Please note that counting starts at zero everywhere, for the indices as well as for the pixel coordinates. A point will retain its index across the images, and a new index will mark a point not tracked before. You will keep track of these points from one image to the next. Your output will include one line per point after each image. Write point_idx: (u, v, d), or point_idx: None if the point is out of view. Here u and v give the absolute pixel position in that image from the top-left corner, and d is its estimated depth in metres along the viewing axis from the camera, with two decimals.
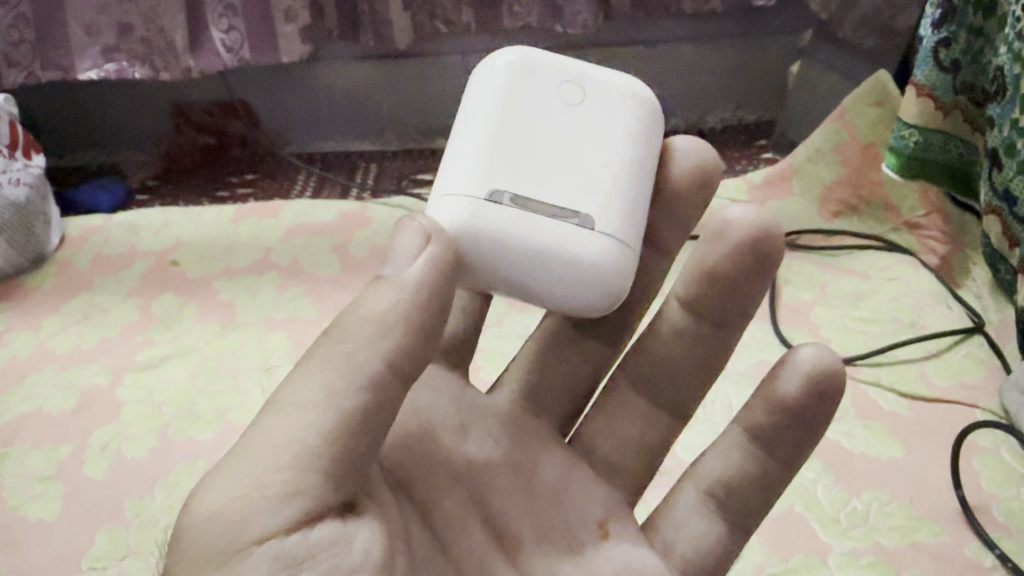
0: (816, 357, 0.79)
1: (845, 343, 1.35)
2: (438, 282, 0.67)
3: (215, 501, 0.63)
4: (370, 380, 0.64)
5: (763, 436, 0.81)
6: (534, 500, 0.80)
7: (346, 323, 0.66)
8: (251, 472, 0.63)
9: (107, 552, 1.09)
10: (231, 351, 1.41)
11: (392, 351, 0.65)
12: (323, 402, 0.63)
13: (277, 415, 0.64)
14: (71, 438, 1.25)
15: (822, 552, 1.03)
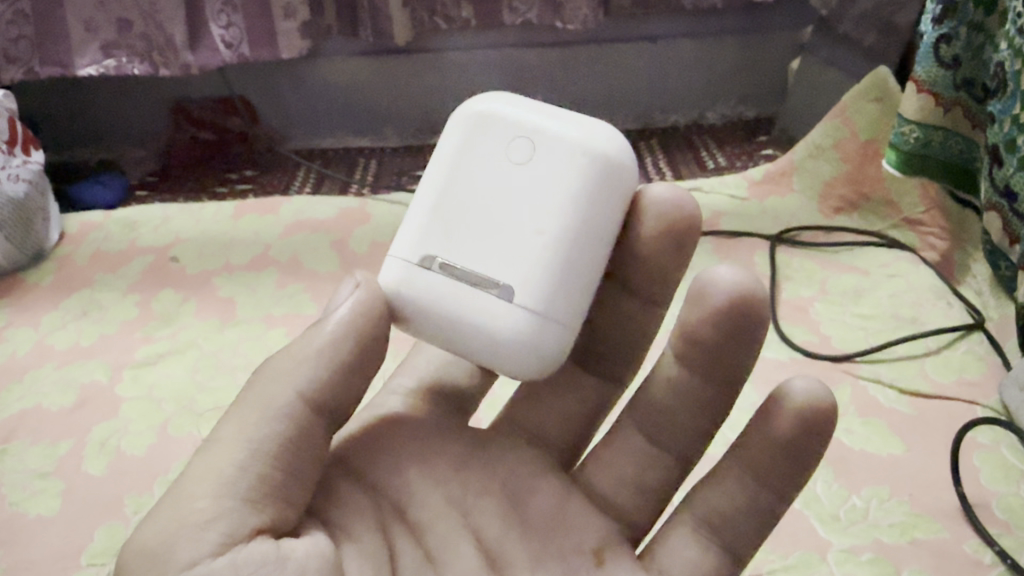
0: (806, 389, 0.72)
1: (845, 339, 1.35)
2: (362, 326, 0.69)
3: (153, 532, 0.64)
4: (289, 410, 0.67)
5: (759, 467, 0.74)
6: (530, 527, 0.75)
7: (276, 361, 0.70)
8: (180, 501, 0.64)
9: (107, 548, 1.08)
10: (231, 348, 1.41)
11: (308, 386, 0.68)
12: (239, 435, 0.66)
13: (209, 448, 0.66)
14: (71, 434, 1.25)
15: (822, 549, 1.02)
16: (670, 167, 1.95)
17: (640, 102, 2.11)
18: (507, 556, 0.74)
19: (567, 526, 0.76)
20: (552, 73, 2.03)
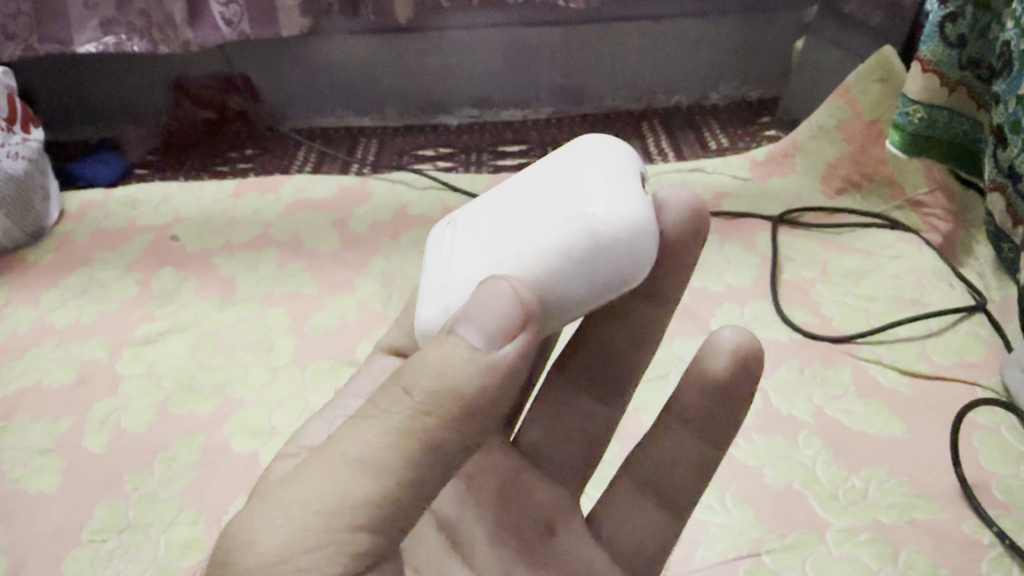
0: (737, 338, 0.75)
1: (845, 320, 1.35)
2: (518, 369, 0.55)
3: (261, 542, 0.53)
4: (431, 449, 0.53)
5: (691, 421, 0.78)
6: (494, 508, 0.77)
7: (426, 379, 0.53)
8: (287, 512, 0.53)
9: (106, 525, 1.08)
10: (231, 326, 1.41)
11: (460, 428, 0.54)
12: (369, 455, 0.53)
13: (331, 460, 0.53)
14: (71, 412, 1.25)
15: (820, 529, 1.02)
16: (671, 148, 1.95)
17: (643, 82, 2.09)
18: (471, 539, 0.75)
19: (525, 503, 0.79)
20: (554, 52, 2.02)
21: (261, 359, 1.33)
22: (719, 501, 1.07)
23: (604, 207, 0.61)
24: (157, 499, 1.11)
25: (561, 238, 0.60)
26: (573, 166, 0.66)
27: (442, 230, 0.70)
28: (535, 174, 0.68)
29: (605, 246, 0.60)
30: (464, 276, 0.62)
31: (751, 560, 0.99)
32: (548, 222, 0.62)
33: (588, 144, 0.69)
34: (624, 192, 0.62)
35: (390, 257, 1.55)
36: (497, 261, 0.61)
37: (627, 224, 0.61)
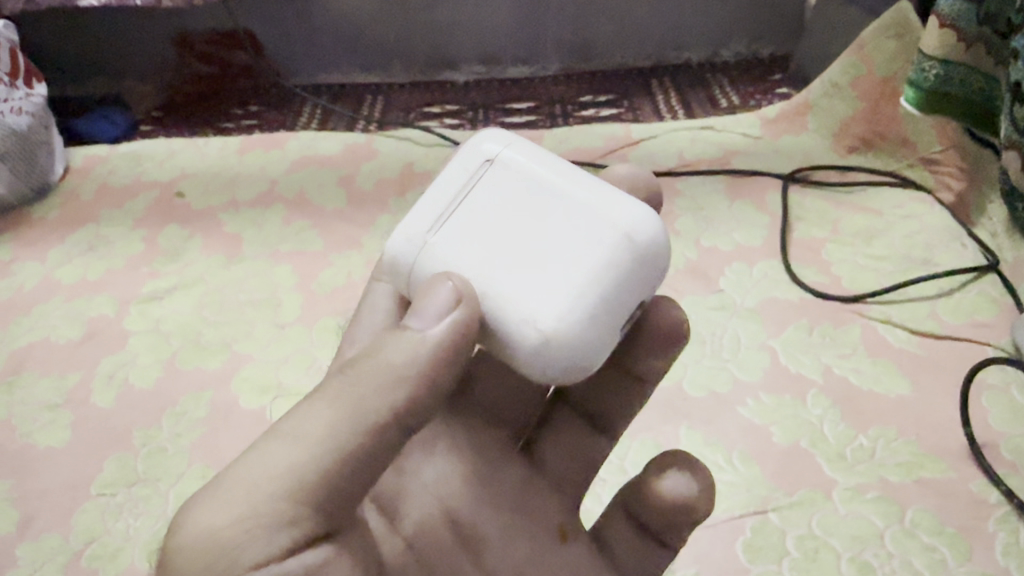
0: (676, 487, 0.74)
1: (856, 280, 1.34)
2: (454, 354, 0.59)
3: (203, 520, 0.55)
4: (373, 425, 0.57)
5: (645, 523, 0.78)
6: (497, 501, 0.75)
7: (364, 362, 0.59)
8: (231, 490, 0.56)
9: (116, 479, 1.08)
10: (237, 283, 1.40)
11: (406, 401, 0.58)
12: (309, 433, 0.57)
13: (275, 437, 0.57)
14: (79, 367, 1.26)
15: (827, 487, 1.02)
16: (681, 106, 1.93)
17: (653, 39, 2.06)
18: (480, 533, 0.74)
19: (535, 507, 0.78)
20: (563, 8, 1.98)
21: (268, 315, 1.33)
22: (724, 460, 1.07)
23: (562, 327, 0.60)
24: (166, 454, 1.11)
25: (512, 316, 0.61)
26: (590, 238, 0.63)
27: (487, 154, 0.68)
28: (576, 199, 0.65)
29: (535, 361, 0.61)
30: (440, 248, 0.65)
31: (757, 517, 0.99)
32: (520, 286, 0.62)
33: (627, 219, 0.63)
34: (587, 317, 0.60)
35: (397, 214, 1.54)
36: (470, 265, 0.63)
37: (564, 355, 0.60)
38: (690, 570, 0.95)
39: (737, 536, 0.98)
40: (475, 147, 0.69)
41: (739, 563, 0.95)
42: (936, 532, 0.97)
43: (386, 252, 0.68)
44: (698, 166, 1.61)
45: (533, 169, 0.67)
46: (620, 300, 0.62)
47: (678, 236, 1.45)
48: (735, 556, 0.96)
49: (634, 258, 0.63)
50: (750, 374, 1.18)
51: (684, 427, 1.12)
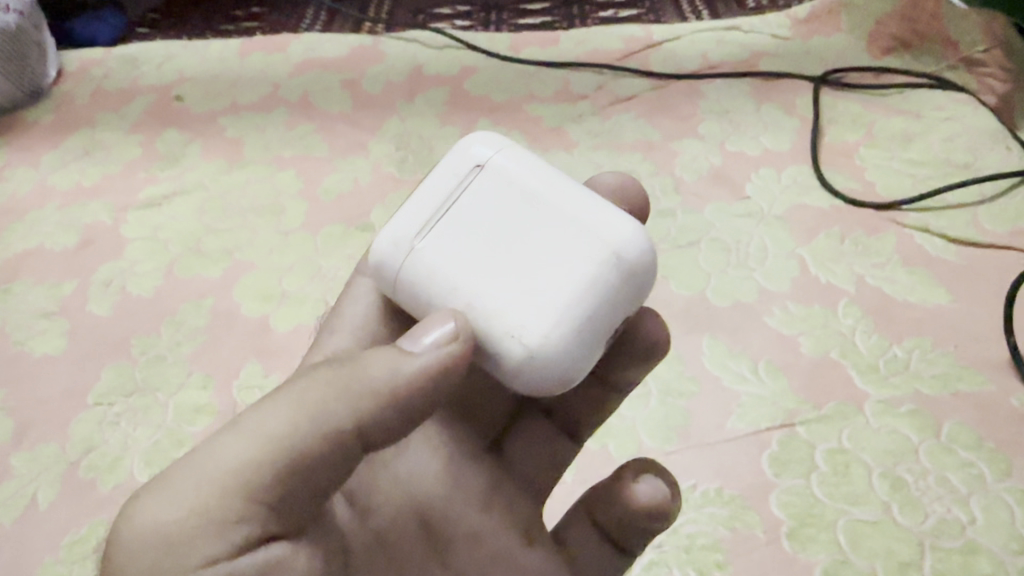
0: (652, 491, 0.73)
1: (890, 186, 1.26)
2: (431, 378, 0.59)
3: (157, 512, 0.55)
4: (337, 434, 0.57)
5: (609, 526, 0.77)
6: (470, 500, 0.75)
7: (340, 371, 0.59)
8: (190, 484, 0.56)
9: (113, 389, 1.03)
10: (239, 190, 1.34)
11: (372, 413, 0.58)
12: (277, 434, 0.56)
13: (236, 428, 0.58)
14: (74, 275, 1.20)
15: (859, 400, 0.97)
16: (705, 4, 1.81)
17: None
18: (448, 534, 0.73)
19: (505, 512, 0.76)
20: None
21: (271, 223, 1.27)
22: (750, 370, 1.01)
23: (546, 343, 0.59)
24: (165, 363, 1.06)
25: (498, 328, 0.61)
26: (578, 254, 0.62)
27: (482, 157, 0.67)
28: (566, 210, 0.64)
29: (518, 374, 0.61)
30: (429, 254, 0.64)
31: (784, 430, 0.94)
32: (506, 300, 0.61)
33: (613, 234, 0.62)
34: (571, 335, 0.60)
35: (406, 119, 1.46)
36: (459, 276, 0.63)
37: (548, 370, 0.60)
38: (713, 485, 0.90)
39: (763, 449, 0.92)
40: (467, 149, 0.67)
41: (765, 476, 0.89)
42: (975, 447, 0.92)
43: (372, 253, 0.67)
44: (724, 68, 1.51)
45: (523, 178, 0.66)
46: (604, 318, 0.62)
47: (701, 141, 1.37)
48: (761, 469, 0.90)
49: (620, 277, 0.62)
50: (777, 284, 1.12)
51: (707, 337, 1.05)
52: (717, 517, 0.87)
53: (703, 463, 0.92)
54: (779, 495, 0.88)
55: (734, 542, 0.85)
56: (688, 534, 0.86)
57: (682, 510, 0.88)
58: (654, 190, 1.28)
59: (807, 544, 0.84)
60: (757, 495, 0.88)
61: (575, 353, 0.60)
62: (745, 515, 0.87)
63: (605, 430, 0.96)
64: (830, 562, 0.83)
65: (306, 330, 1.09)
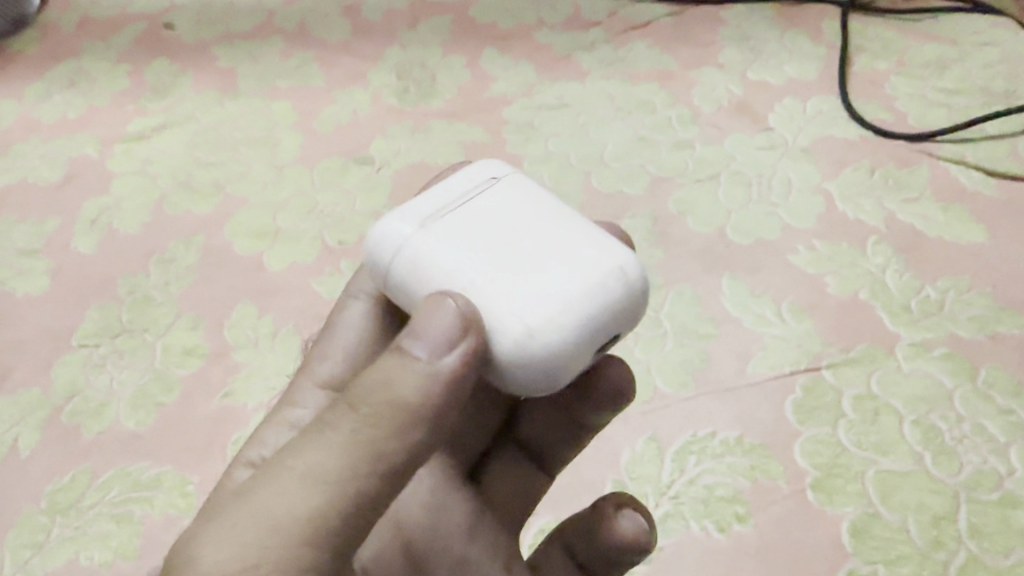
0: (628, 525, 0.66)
1: (924, 116, 1.18)
2: (462, 386, 0.48)
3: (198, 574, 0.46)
4: (372, 467, 0.47)
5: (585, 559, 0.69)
6: (456, 532, 0.69)
7: (358, 391, 0.48)
8: (229, 544, 0.47)
9: (99, 330, 0.98)
10: (232, 122, 1.27)
11: (403, 442, 0.47)
12: (306, 476, 0.47)
13: (272, 475, 0.48)
14: (59, 212, 1.14)
15: (889, 344, 0.91)
16: None
17: None
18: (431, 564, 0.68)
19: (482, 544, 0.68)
20: None
21: (265, 157, 1.20)
22: (772, 312, 0.94)
23: (543, 330, 0.49)
24: (153, 304, 1.00)
25: (492, 312, 0.50)
26: (591, 252, 0.53)
27: (493, 167, 0.60)
28: (577, 219, 0.56)
29: (510, 364, 0.49)
30: (423, 231, 0.54)
31: (808, 376, 0.88)
32: (506, 281, 0.51)
33: (628, 254, 0.54)
34: (569, 330, 0.49)
35: (408, 47, 1.38)
36: (455, 252, 0.53)
37: (547, 362, 0.49)
38: (733, 433, 0.83)
39: (786, 395, 0.86)
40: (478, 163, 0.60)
41: (788, 424, 0.83)
42: (1013, 393, 0.86)
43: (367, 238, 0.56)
44: None
45: (537, 192, 0.58)
46: (604, 325, 0.51)
47: (722, 69, 1.28)
48: (784, 417, 0.84)
49: (634, 289, 0.52)
50: (801, 220, 1.05)
51: (727, 277, 0.99)
52: (737, 467, 0.81)
53: (723, 408, 0.85)
54: (803, 444, 0.82)
55: (756, 495, 0.78)
56: (706, 485, 0.79)
57: (700, 459, 0.81)
58: (670, 122, 1.20)
59: (834, 496, 0.78)
60: (780, 444, 0.82)
61: (566, 354, 0.49)
62: (767, 464, 0.80)
63: None
64: (859, 515, 0.77)
65: (301, 269, 1.03)
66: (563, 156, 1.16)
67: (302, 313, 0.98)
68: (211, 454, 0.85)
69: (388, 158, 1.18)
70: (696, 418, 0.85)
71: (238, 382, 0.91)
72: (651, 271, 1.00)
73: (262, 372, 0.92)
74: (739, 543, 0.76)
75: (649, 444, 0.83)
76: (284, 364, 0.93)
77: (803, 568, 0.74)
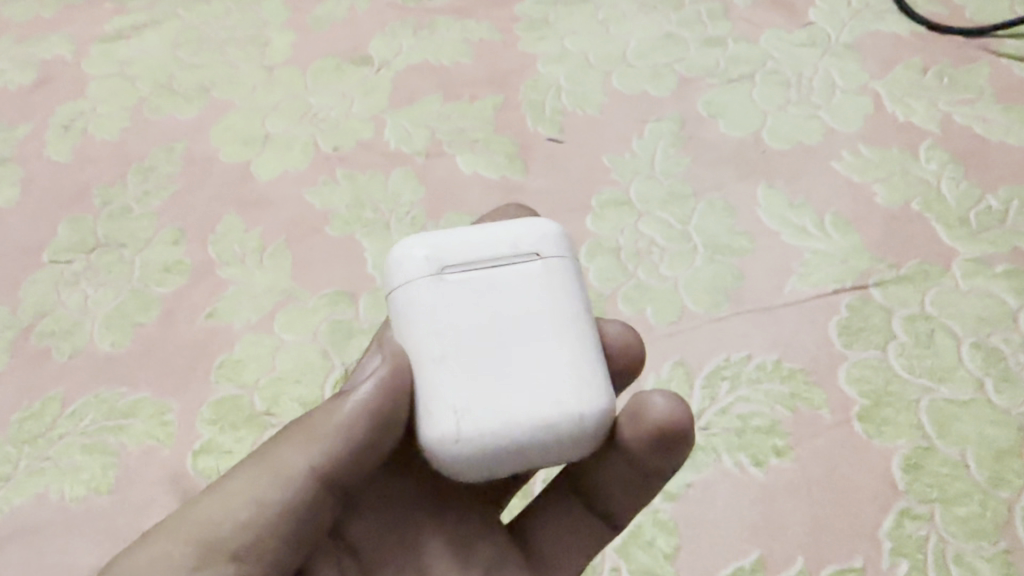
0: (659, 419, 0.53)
1: (983, 7, 1.05)
2: (375, 420, 0.51)
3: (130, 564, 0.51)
4: (291, 480, 0.51)
5: None
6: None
7: (299, 421, 0.53)
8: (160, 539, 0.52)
9: (72, 245, 0.89)
10: (217, 17, 1.15)
11: (322, 459, 0.51)
12: (241, 488, 0.52)
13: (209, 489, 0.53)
14: (29, 117, 1.04)
15: (945, 259, 0.81)
16: None
17: None
18: None
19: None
20: None
21: (253, 57, 1.09)
22: (813, 224, 0.85)
23: (465, 449, 0.48)
24: (130, 217, 0.92)
25: (431, 406, 0.49)
26: (566, 383, 0.49)
27: (545, 243, 0.53)
28: (580, 342, 0.51)
29: (431, 455, 0.49)
30: (431, 283, 0.50)
31: (854, 295, 0.79)
32: (469, 385, 0.49)
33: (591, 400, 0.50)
34: (487, 457, 0.48)
35: None
36: (442, 322, 0.50)
37: (465, 468, 0.48)
38: (771, 357, 0.75)
39: (830, 316, 0.77)
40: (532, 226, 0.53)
41: (832, 348, 0.75)
42: None
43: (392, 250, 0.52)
44: None
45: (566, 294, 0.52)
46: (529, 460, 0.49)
47: None
48: (828, 339, 0.76)
49: (581, 436, 0.49)
50: (845, 124, 0.94)
51: (763, 186, 0.89)
52: (775, 395, 0.72)
53: (760, 332, 0.76)
54: (849, 369, 0.73)
55: (795, 426, 0.70)
56: (740, 415, 0.71)
57: (733, 387, 0.73)
58: (700, 16, 1.08)
59: (884, 429, 0.69)
60: (823, 371, 0.73)
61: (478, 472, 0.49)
62: (808, 393, 0.72)
63: (642, 295, 0.80)
64: (912, 450, 0.68)
65: (292, 179, 0.93)
66: (582, 55, 1.05)
67: (293, 226, 0.89)
68: (193, 379, 0.78)
69: (388, 58, 1.06)
70: (728, 341, 0.76)
71: (223, 301, 0.83)
72: (679, 181, 0.90)
73: (249, 290, 0.84)
74: (778, 480, 0.67)
75: (676, 369, 0.75)
76: (274, 283, 0.84)
77: (849, 507, 0.66)
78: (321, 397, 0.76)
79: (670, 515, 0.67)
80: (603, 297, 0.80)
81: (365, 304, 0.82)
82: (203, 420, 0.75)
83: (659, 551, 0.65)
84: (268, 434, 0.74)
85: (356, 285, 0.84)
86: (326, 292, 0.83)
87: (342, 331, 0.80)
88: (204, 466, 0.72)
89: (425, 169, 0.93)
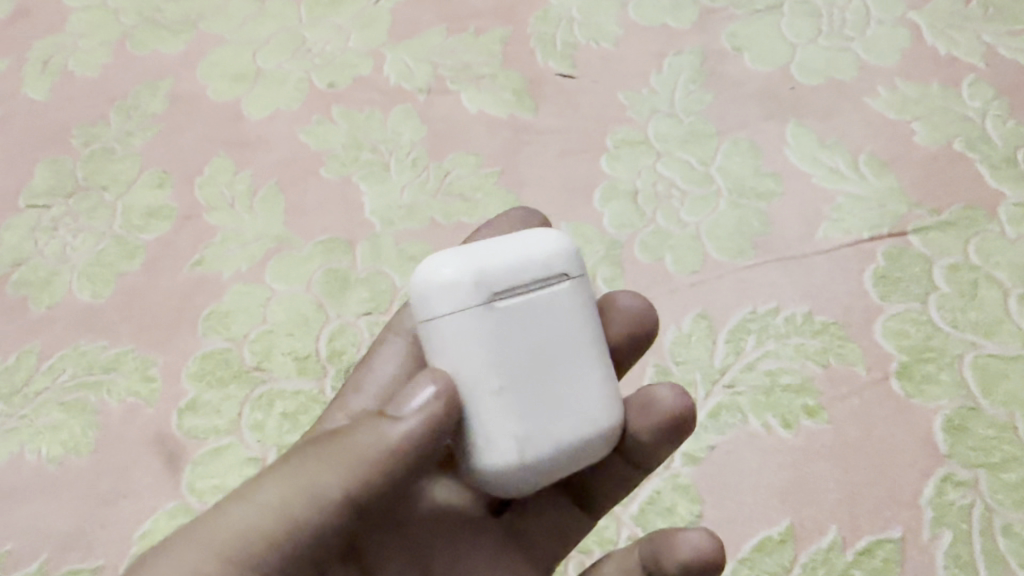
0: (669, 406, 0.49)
1: None
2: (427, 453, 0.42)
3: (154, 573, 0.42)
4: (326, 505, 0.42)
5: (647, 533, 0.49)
6: None
7: (338, 437, 0.44)
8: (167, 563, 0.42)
9: (50, 189, 0.84)
10: None
11: (364, 488, 0.42)
12: (271, 507, 0.42)
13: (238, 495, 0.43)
14: (5, 53, 0.98)
15: (990, 203, 0.75)
16: None
17: None
18: None
19: None
20: None
21: None
22: (846, 166, 0.78)
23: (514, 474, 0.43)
24: (112, 159, 0.86)
25: (474, 432, 0.43)
26: (605, 403, 0.45)
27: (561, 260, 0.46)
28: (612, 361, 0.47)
29: (475, 476, 0.44)
30: (463, 317, 0.43)
31: (891, 242, 0.73)
32: (518, 411, 0.43)
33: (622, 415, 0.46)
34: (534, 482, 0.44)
35: None
36: (490, 347, 0.43)
37: (512, 490, 0.44)
38: (801, 309, 0.69)
39: (866, 265, 0.71)
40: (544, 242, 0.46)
41: (868, 300, 0.69)
42: None
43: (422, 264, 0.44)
44: None
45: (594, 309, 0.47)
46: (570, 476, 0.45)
47: None
48: (863, 291, 0.70)
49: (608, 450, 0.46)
50: (882, 57, 0.87)
51: (793, 124, 0.82)
52: (806, 350, 0.66)
53: (789, 283, 0.71)
54: (886, 323, 0.68)
55: (828, 384, 0.65)
56: (768, 372, 0.65)
57: (760, 341, 0.67)
58: None
59: (925, 387, 0.64)
60: (858, 325, 0.68)
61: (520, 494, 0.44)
62: (842, 349, 0.66)
63: (660, 242, 0.74)
64: (956, 410, 0.63)
65: (285, 117, 0.87)
66: None
67: (285, 169, 0.83)
68: (178, 332, 0.72)
69: None
70: (755, 292, 0.70)
71: (211, 249, 0.77)
72: (701, 119, 0.83)
73: (239, 237, 0.78)
74: (809, 443, 0.62)
75: (698, 321, 0.69)
76: (265, 229, 0.79)
77: (886, 473, 0.61)
78: (315, 350, 0.70)
79: (691, 479, 0.62)
80: (619, 244, 0.74)
81: (362, 251, 0.76)
82: (189, 376, 0.70)
83: (680, 519, 0.60)
84: (258, 390, 0.68)
85: (353, 231, 0.78)
86: (321, 240, 0.77)
87: (338, 281, 0.74)
88: (189, 425, 0.67)
89: (427, 108, 0.86)
